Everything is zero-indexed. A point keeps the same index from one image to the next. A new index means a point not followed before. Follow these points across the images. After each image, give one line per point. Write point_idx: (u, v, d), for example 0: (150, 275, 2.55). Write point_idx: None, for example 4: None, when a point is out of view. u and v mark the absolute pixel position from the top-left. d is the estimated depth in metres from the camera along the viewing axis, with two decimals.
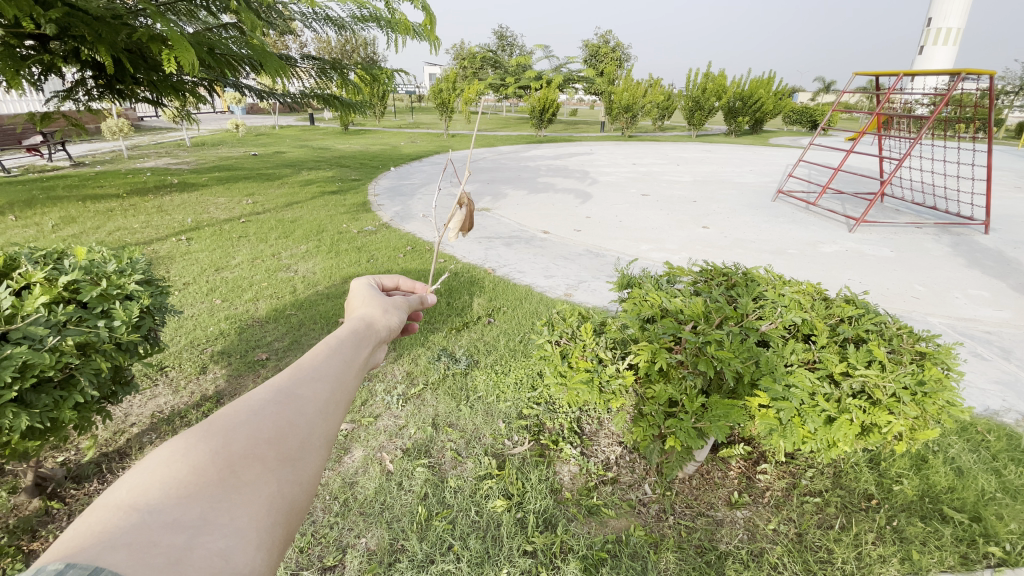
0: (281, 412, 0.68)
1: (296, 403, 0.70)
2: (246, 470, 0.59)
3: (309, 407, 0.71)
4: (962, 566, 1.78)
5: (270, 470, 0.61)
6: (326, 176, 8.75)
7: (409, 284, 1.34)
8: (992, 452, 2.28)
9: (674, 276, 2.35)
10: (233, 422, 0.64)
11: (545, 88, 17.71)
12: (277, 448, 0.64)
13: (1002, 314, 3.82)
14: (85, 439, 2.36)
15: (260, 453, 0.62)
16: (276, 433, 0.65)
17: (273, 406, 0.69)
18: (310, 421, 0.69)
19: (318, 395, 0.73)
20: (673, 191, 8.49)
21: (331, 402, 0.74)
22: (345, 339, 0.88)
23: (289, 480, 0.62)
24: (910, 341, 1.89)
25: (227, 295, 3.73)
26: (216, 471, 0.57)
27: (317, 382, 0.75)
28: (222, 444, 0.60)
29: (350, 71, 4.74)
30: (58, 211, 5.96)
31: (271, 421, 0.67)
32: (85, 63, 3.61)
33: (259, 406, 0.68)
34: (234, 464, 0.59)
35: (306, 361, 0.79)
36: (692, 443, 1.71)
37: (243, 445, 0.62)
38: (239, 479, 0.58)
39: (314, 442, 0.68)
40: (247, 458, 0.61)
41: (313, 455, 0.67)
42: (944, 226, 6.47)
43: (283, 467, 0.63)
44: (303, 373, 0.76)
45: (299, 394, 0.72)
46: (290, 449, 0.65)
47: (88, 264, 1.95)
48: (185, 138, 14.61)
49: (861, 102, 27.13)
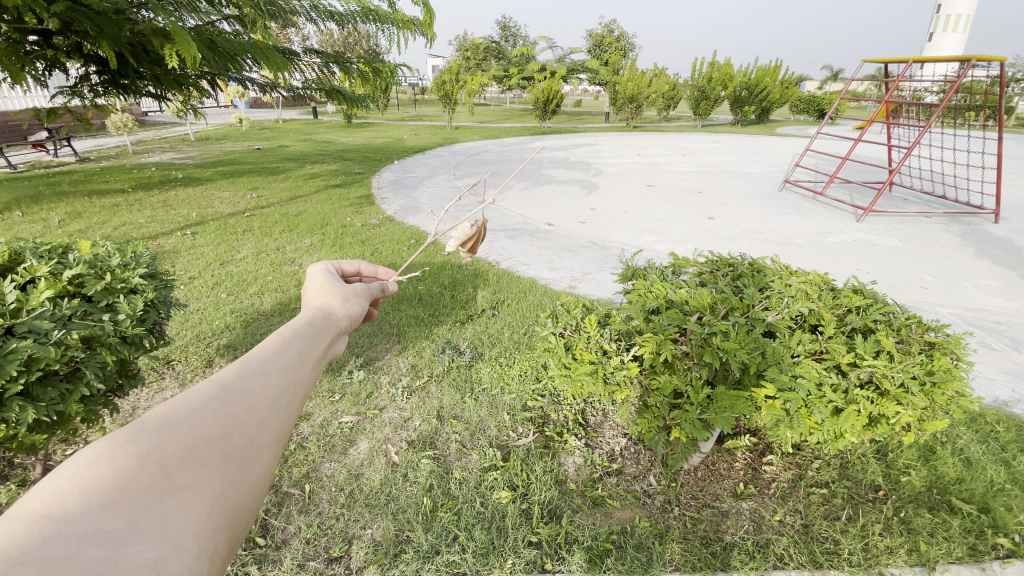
0: (226, 409, 0.66)
1: (243, 399, 0.69)
2: (183, 473, 0.57)
3: (258, 403, 0.69)
4: (970, 557, 1.77)
5: (210, 471, 0.59)
6: (331, 169, 8.75)
7: (371, 270, 1.35)
8: (1000, 443, 2.26)
9: (679, 267, 2.32)
10: (171, 419, 0.61)
11: (549, 80, 17.60)
12: (220, 449, 0.61)
13: (1012, 304, 3.77)
14: (93, 432, 2.37)
15: (199, 454, 0.59)
16: (218, 432, 0.63)
17: (217, 403, 0.66)
18: (257, 419, 0.68)
19: (267, 390, 0.72)
20: (679, 182, 8.42)
21: (281, 397, 0.73)
22: (301, 332, 0.87)
23: (231, 481, 0.60)
24: (919, 331, 1.87)
25: (233, 289, 3.74)
26: (149, 474, 0.54)
27: (267, 377, 0.74)
28: (154, 445, 0.57)
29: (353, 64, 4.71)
30: (64, 206, 5.99)
31: (213, 419, 0.64)
32: (89, 58, 3.61)
33: (201, 403, 0.65)
34: (170, 466, 0.56)
35: (255, 355, 0.76)
36: (698, 435, 1.70)
37: (179, 446, 0.58)
38: (174, 483, 0.55)
39: (261, 440, 0.66)
40: (185, 458, 0.58)
41: (259, 452, 0.65)
42: (954, 215, 6.38)
43: (226, 468, 0.61)
44: (251, 367, 0.74)
45: (247, 389, 0.70)
46: (235, 448, 0.63)
47: (92, 258, 1.95)
48: (190, 132, 14.63)
49: (870, 90, 26.75)
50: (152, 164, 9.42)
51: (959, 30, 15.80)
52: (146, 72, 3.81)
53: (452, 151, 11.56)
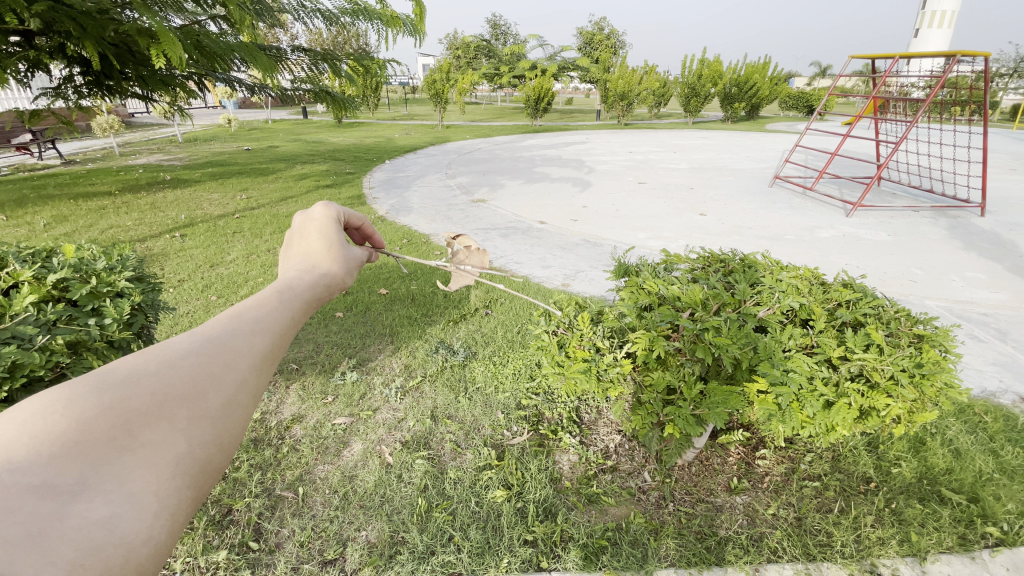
0: (205, 363, 0.57)
1: (228, 346, 0.60)
2: (148, 428, 0.49)
3: (247, 348, 0.62)
4: (960, 546, 1.80)
5: (180, 428, 0.51)
6: (321, 169, 8.69)
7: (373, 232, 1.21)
8: (989, 433, 2.29)
9: (671, 263, 2.32)
10: (142, 363, 0.53)
11: (540, 78, 17.59)
12: (192, 405, 0.53)
13: (999, 296, 3.82)
14: None
15: (168, 409, 0.51)
16: (193, 387, 0.54)
17: (197, 356, 0.57)
18: (240, 376, 0.58)
19: (259, 334, 0.64)
20: (670, 178, 8.45)
21: (271, 355, 0.63)
22: (301, 279, 0.77)
23: (203, 440, 0.53)
24: (908, 325, 1.88)
25: (223, 291, 3.71)
26: (108, 428, 0.46)
27: (257, 332, 0.64)
28: (117, 398, 0.48)
29: (342, 63, 4.68)
30: (50, 210, 5.90)
31: (193, 365, 0.56)
32: (72, 59, 3.56)
33: (179, 355, 0.56)
34: (133, 421, 0.48)
35: (248, 306, 0.66)
36: (691, 430, 1.70)
37: (145, 400, 0.50)
38: (135, 439, 0.47)
39: (243, 398, 0.58)
40: (151, 413, 0.50)
41: (238, 412, 0.56)
42: (941, 209, 6.46)
43: (197, 427, 0.53)
44: (240, 320, 0.64)
45: (236, 334, 0.62)
46: (216, 398, 0.56)
47: (77, 261, 1.92)
48: (178, 133, 14.48)
49: (857, 86, 26.97)
50: (139, 166, 9.32)
51: (945, 26, 15.95)
52: (132, 73, 3.75)
53: (443, 150, 11.52)
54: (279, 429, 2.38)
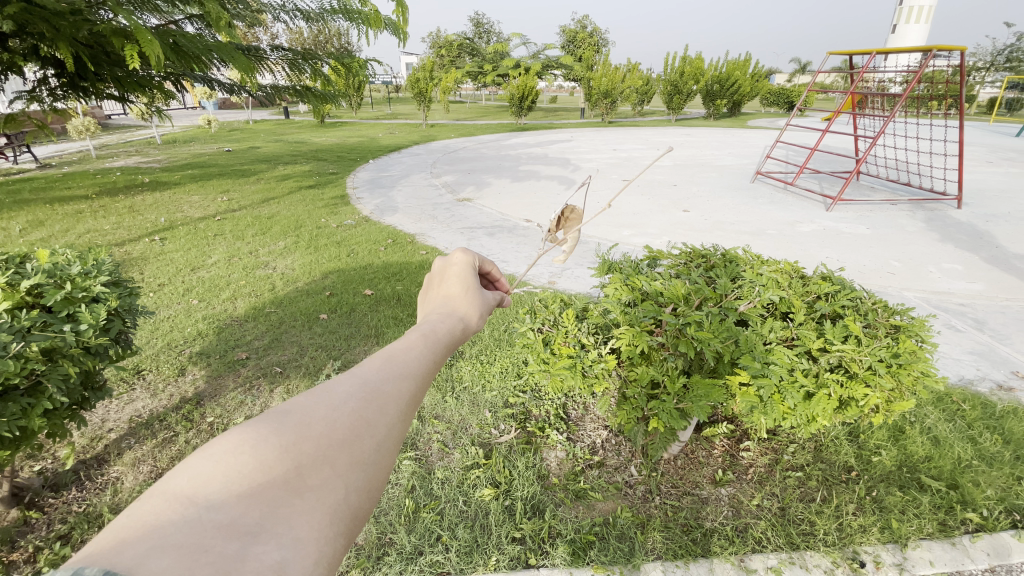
0: (362, 408, 0.60)
1: (381, 395, 0.62)
2: (314, 472, 0.52)
3: (395, 398, 0.63)
4: (940, 532, 1.84)
5: (339, 474, 0.54)
6: (304, 170, 8.60)
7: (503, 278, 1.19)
8: (967, 421, 2.34)
9: (654, 259, 2.33)
10: (311, 412, 0.57)
11: (524, 76, 17.57)
12: (350, 452, 0.56)
13: (975, 286, 3.91)
14: (61, 447, 2.29)
15: (330, 454, 0.54)
16: (352, 432, 0.57)
17: (356, 400, 0.60)
18: (391, 423, 0.61)
19: (404, 385, 0.65)
20: (654, 176, 8.51)
21: (417, 403, 0.64)
22: (440, 329, 0.79)
23: (357, 486, 0.55)
24: (885, 316, 1.92)
25: (205, 295, 3.65)
26: (284, 470, 0.51)
27: (404, 379, 0.66)
28: (293, 440, 0.53)
29: (324, 63, 4.64)
30: (24, 215, 5.77)
31: (352, 413, 0.59)
32: (46, 61, 3.48)
33: (343, 398, 0.60)
34: (303, 465, 0.52)
35: (400, 352, 0.69)
36: (675, 424, 1.72)
37: (315, 444, 0.54)
38: (303, 483, 0.51)
39: (391, 445, 0.59)
40: (317, 458, 0.53)
41: (389, 460, 0.58)
42: (919, 202, 6.59)
43: (353, 472, 0.55)
44: (393, 366, 0.67)
45: (385, 382, 0.64)
46: (367, 447, 0.57)
47: (51, 267, 1.88)
48: (156, 134, 14.22)
49: (837, 82, 27.37)
50: (117, 169, 9.14)
51: (920, 22, 16.25)
52: (107, 75, 3.68)
53: (428, 149, 11.47)
54: None
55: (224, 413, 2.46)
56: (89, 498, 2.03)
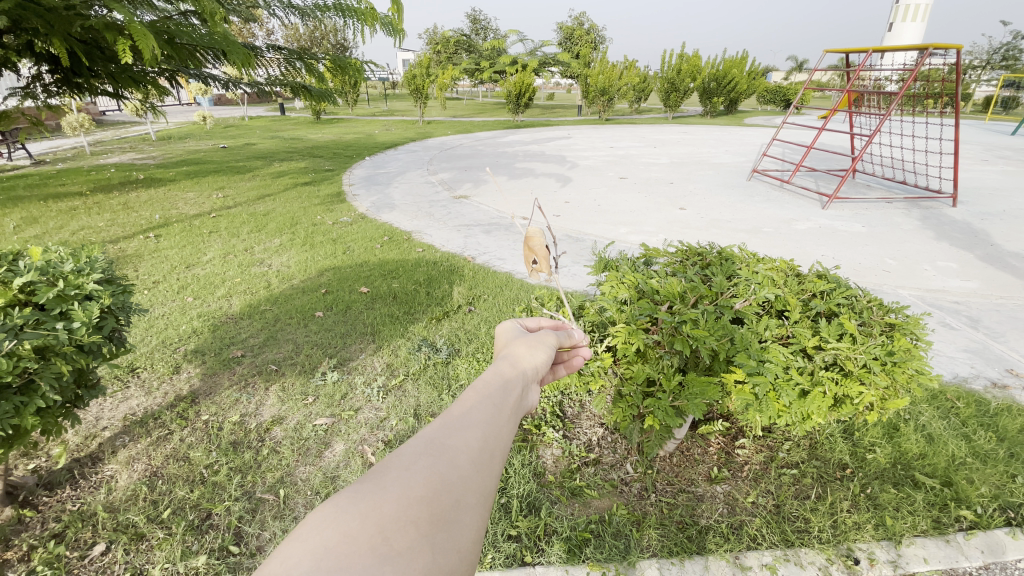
0: (432, 465, 0.55)
1: (448, 455, 0.57)
2: (400, 534, 0.46)
3: (461, 457, 0.58)
4: (934, 530, 1.85)
5: (423, 536, 0.47)
6: (300, 167, 8.57)
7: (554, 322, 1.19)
8: (961, 419, 2.36)
9: (650, 257, 2.33)
10: (384, 479, 0.51)
11: (521, 73, 17.52)
12: (431, 510, 0.50)
13: (970, 284, 3.93)
14: (55, 445, 2.28)
15: (412, 514, 0.48)
16: (428, 489, 0.52)
17: (423, 458, 0.56)
18: (462, 478, 0.56)
19: (469, 442, 0.60)
20: (651, 173, 8.50)
21: (484, 455, 0.60)
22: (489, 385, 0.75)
23: (444, 549, 0.48)
24: (880, 314, 1.93)
25: (199, 292, 3.64)
26: (368, 535, 0.44)
27: (466, 431, 0.62)
28: (371, 505, 0.47)
29: (320, 60, 4.62)
30: (17, 211, 5.72)
31: (424, 474, 0.53)
32: (39, 57, 3.46)
33: (410, 459, 0.55)
34: (387, 528, 0.46)
35: (454, 409, 0.66)
36: (670, 421, 1.73)
37: (394, 505, 0.48)
38: (392, 547, 0.44)
39: (467, 501, 0.54)
40: (399, 519, 0.47)
41: (470, 516, 0.52)
42: (914, 200, 6.61)
43: (437, 533, 0.49)
44: (451, 422, 0.63)
45: (449, 442, 0.59)
46: (444, 509, 0.51)
47: (44, 264, 1.86)
48: (151, 131, 14.12)
49: (833, 81, 27.42)
50: (112, 165, 9.09)
51: (916, 21, 16.26)
52: (101, 71, 3.65)
53: (425, 146, 11.44)
54: (259, 431, 2.35)
55: (220, 411, 2.45)
56: (83, 496, 2.02)
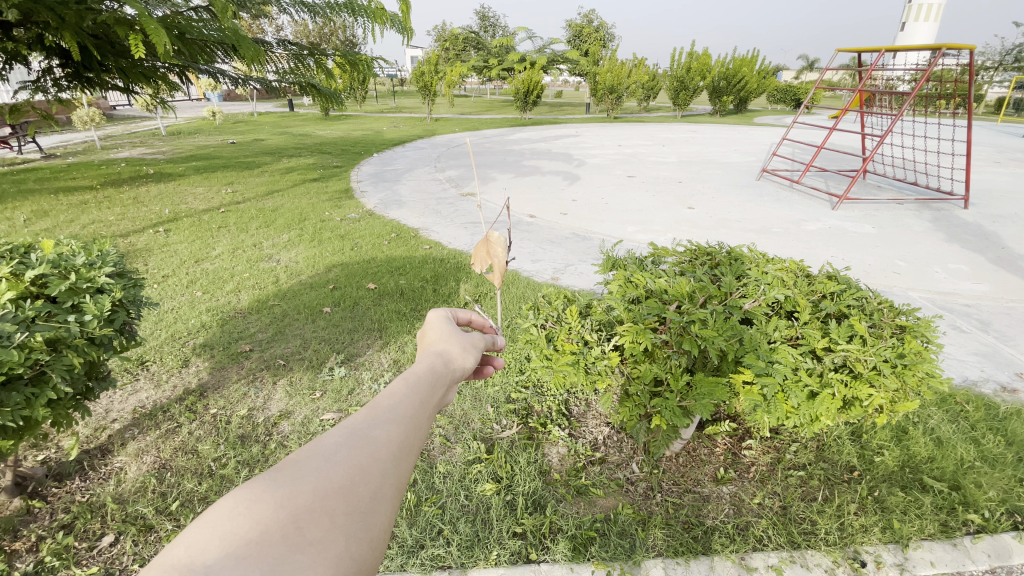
0: (355, 456, 0.57)
1: (374, 446, 0.59)
2: (313, 525, 0.48)
3: (386, 449, 0.60)
4: (941, 533, 1.84)
5: (337, 526, 0.50)
6: (308, 163, 8.59)
7: (480, 320, 1.19)
8: (970, 423, 2.33)
9: (659, 256, 2.32)
10: (305, 468, 0.53)
11: (529, 71, 17.47)
12: (347, 501, 0.52)
13: (981, 287, 3.89)
14: (65, 437, 2.31)
15: (327, 506, 0.51)
16: (347, 480, 0.54)
17: (346, 449, 0.58)
18: (384, 469, 0.58)
19: (396, 434, 0.62)
20: (659, 172, 8.47)
21: (408, 445, 0.62)
22: (424, 376, 0.76)
23: (357, 538, 0.51)
24: (891, 316, 1.91)
25: (208, 286, 3.66)
26: (281, 527, 0.46)
27: (393, 423, 0.64)
28: (288, 494, 0.50)
29: (329, 56, 4.63)
30: (29, 205, 5.78)
31: (345, 465, 0.56)
32: (51, 51, 3.49)
33: (332, 449, 0.57)
34: (300, 519, 0.48)
35: (383, 398, 0.67)
36: (678, 422, 1.72)
37: (310, 496, 0.50)
38: (303, 538, 0.47)
39: (386, 490, 0.57)
40: (314, 510, 0.50)
41: (388, 506, 0.55)
42: (925, 202, 6.53)
43: (353, 523, 0.52)
44: (379, 411, 0.65)
45: (376, 433, 0.61)
46: (362, 499, 0.54)
47: (56, 257, 1.88)
48: (161, 126, 14.19)
49: (844, 81, 27.17)
50: (122, 160, 9.15)
51: (930, 20, 16.06)
52: (111, 65, 3.68)
53: (432, 143, 11.44)
54: (267, 426, 2.36)
55: (228, 405, 2.47)
56: (93, 488, 2.04)
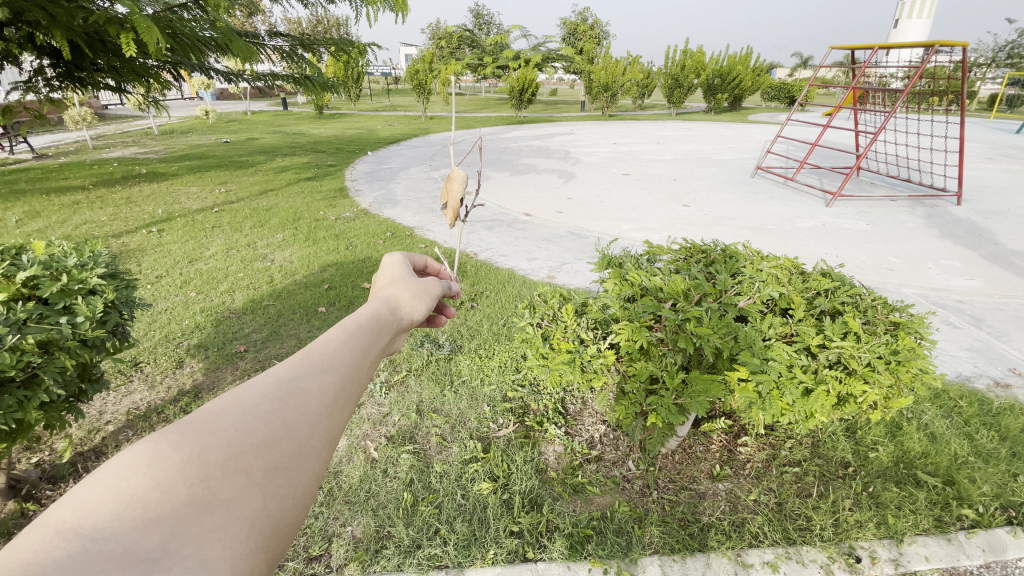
0: (276, 411, 0.61)
1: (296, 401, 0.63)
2: (224, 484, 0.52)
3: (312, 405, 0.64)
4: (936, 528, 1.85)
5: (254, 483, 0.54)
6: (302, 162, 8.56)
7: (436, 266, 1.27)
8: (964, 418, 2.35)
9: (654, 254, 2.32)
10: (219, 423, 0.57)
11: (524, 68, 17.42)
12: (266, 457, 0.56)
13: (974, 283, 3.92)
14: (59, 439, 2.29)
15: (242, 463, 0.55)
16: (267, 437, 0.58)
17: (269, 403, 0.61)
18: (309, 426, 0.62)
19: (324, 389, 0.66)
20: (654, 170, 8.47)
21: (336, 401, 0.66)
22: (363, 326, 0.80)
23: (276, 495, 0.56)
24: (885, 312, 1.93)
25: (202, 287, 3.64)
26: (188, 485, 0.50)
27: (323, 375, 0.68)
28: (199, 451, 0.53)
29: (322, 50, 4.58)
30: (20, 206, 5.72)
31: (264, 421, 0.59)
32: (42, 50, 3.47)
33: (252, 403, 0.60)
34: (210, 477, 0.52)
35: (315, 349, 0.71)
36: (674, 419, 1.72)
37: (222, 455, 0.54)
38: (213, 498, 0.50)
39: (310, 447, 0.61)
40: (226, 468, 0.53)
41: (307, 462, 0.60)
42: (919, 198, 6.57)
43: (272, 479, 0.56)
44: (308, 365, 0.68)
45: (302, 388, 0.65)
46: (283, 455, 0.58)
47: (47, 259, 1.85)
48: (153, 126, 14.08)
49: (838, 77, 27.25)
50: (114, 159, 9.10)
51: (923, 17, 16.09)
52: (103, 64, 3.67)
53: (427, 142, 11.40)
54: None
55: None
56: None
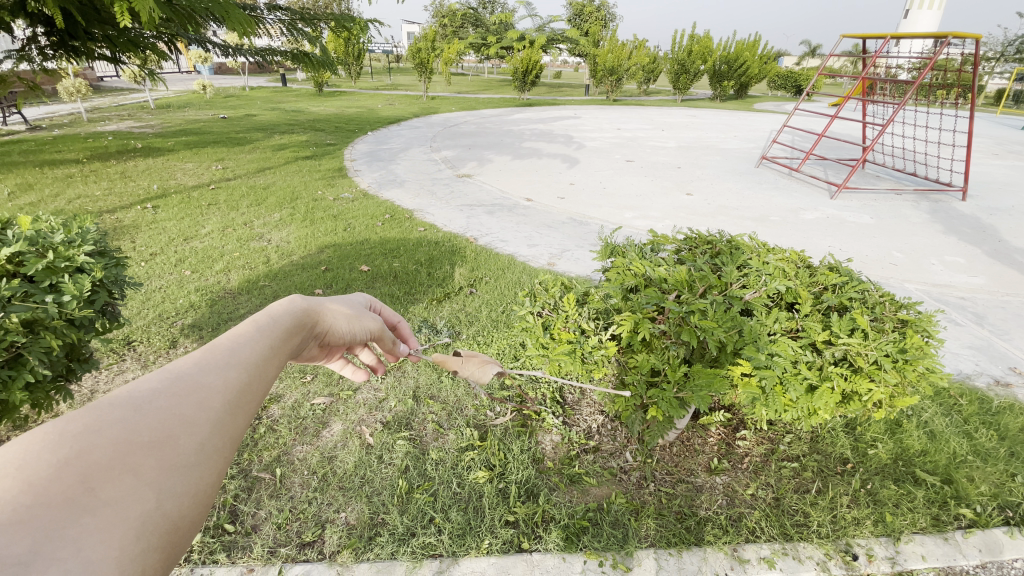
0: (174, 407, 0.55)
1: (196, 396, 0.57)
2: (110, 484, 0.45)
3: (215, 400, 0.58)
4: (934, 527, 1.84)
5: (146, 483, 0.48)
6: (301, 140, 8.41)
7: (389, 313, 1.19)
8: (963, 416, 2.34)
9: (658, 244, 2.28)
10: (104, 417, 0.49)
11: (529, 49, 17.10)
12: (161, 455, 0.50)
13: (977, 280, 3.88)
14: (49, 418, 2.26)
15: (133, 460, 0.48)
16: (161, 435, 0.52)
17: (166, 399, 0.55)
18: (210, 423, 0.57)
19: (229, 384, 0.61)
20: (658, 157, 8.36)
21: (242, 397, 0.61)
22: (277, 323, 0.75)
23: (172, 494, 0.50)
24: (892, 309, 1.89)
25: (197, 265, 3.58)
26: (66, 486, 0.42)
27: (228, 371, 0.62)
28: (80, 450, 0.45)
29: (322, 26, 4.45)
30: (13, 178, 5.62)
31: (159, 417, 0.53)
32: (34, 18, 3.38)
33: (145, 398, 0.53)
34: (93, 478, 0.44)
35: (218, 345, 0.65)
36: (675, 413, 1.69)
37: (108, 453, 0.47)
38: (96, 497, 0.43)
39: (212, 445, 0.55)
40: (112, 468, 0.46)
41: (208, 462, 0.54)
42: (924, 193, 6.50)
43: (167, 478, 0.50)
44: (211, 359, 0.63)
45: (203, 384, 0.59)
46: (181, 453, 0.52)
47: (33, 234, 1.79)
48: (150, 99, 13.83)
49: (845, 70, 26.88)
50: (109, 132, 8.95)
51: (935, 8, 15.80)
52: (98, 34, 3.57)
53: (428, 122, 11.24)
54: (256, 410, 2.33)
55: None
56: None
